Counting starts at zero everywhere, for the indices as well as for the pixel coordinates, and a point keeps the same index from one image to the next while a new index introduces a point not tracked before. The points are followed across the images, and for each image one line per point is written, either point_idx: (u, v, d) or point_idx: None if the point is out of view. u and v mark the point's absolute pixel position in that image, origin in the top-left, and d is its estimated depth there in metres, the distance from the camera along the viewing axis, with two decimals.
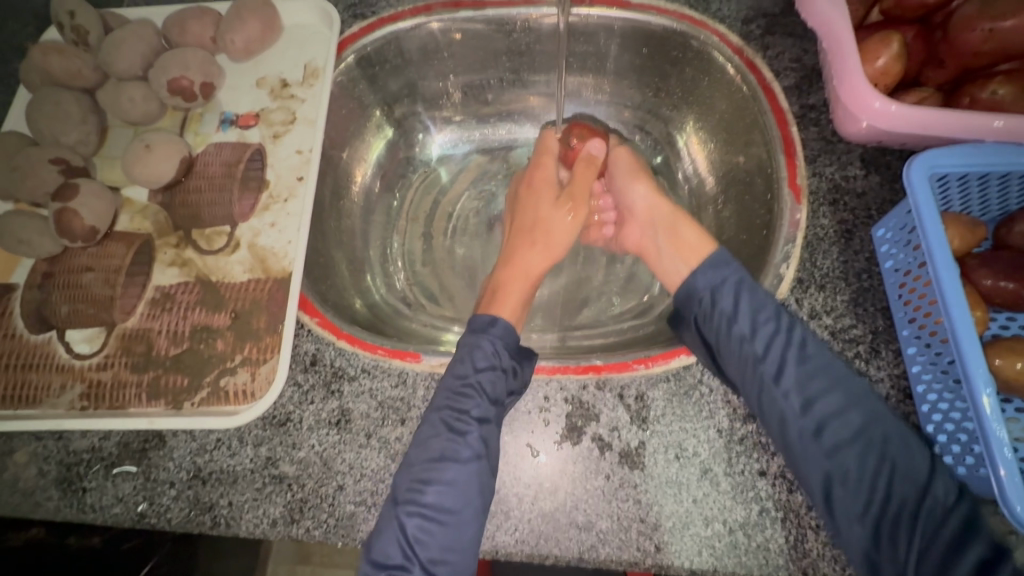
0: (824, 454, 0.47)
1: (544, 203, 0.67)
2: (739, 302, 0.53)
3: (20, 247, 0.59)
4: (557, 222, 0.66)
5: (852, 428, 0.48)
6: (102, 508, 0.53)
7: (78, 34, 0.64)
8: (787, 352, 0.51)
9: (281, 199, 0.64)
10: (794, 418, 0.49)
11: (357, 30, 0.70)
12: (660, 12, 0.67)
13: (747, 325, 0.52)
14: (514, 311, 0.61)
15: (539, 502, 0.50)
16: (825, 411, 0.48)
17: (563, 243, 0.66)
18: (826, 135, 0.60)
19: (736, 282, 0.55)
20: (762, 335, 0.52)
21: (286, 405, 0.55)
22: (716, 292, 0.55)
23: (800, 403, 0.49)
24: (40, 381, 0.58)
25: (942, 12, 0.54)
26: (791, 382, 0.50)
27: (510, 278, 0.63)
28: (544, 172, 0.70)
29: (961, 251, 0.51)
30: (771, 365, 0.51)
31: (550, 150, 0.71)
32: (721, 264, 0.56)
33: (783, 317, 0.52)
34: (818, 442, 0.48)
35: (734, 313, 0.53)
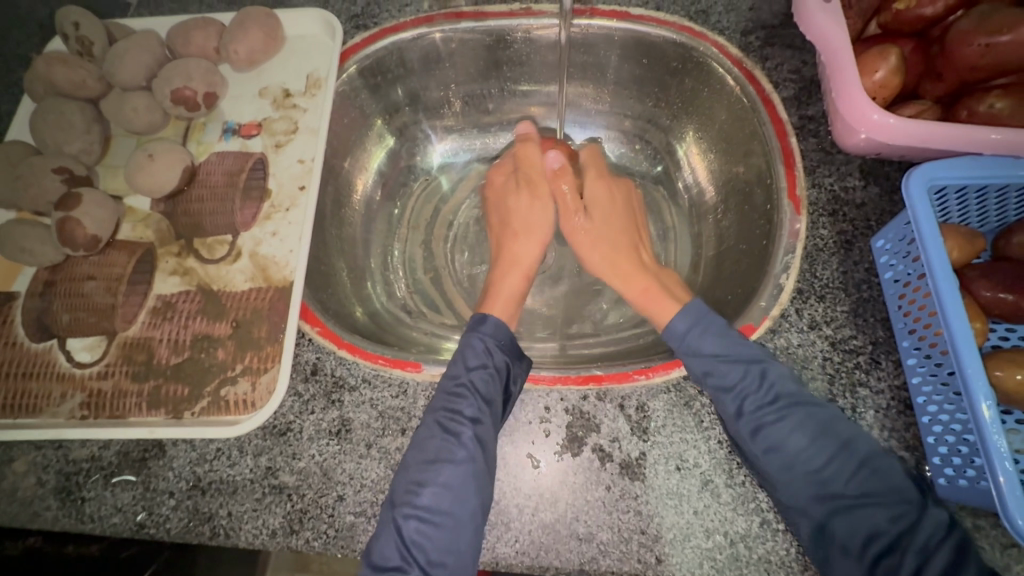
0: (813, 507, 0.46)
1: (510, 196, 0.70)
2: (708, 360, 0.51)
3: (23, 256, 0.59)
4: (528, 209, 0.68)
5: (837, 483, 0.46)
6: (101, 518, 0.53)
7: (83, 45, 0.65)
8: (762, 406, 0.49)
9: (282, 209, 0.65)
10: (778, 472, 0.47)
11: (359, 40, 0.71)
12: (660, 24, 0.68)
13: (719, 382, 0.50)
14: (505, 307, 0.63)
15: (539, 513, 0.50)
16: (808, 464, 0.47)
17: (546, 227, 0.67)
18: (825, 147, 0.61)
19: (705, 338, 0.53)
20: (736, 391, 0.50)
21: (286, 415, 0.55)
22: (686, 350, 0.53)
23: (782, 457, 0.47)
24: (40, 390, 0.58)
25: (940, 26, 0.54)
26: (770, 438, 0.48)
27: (503, 270, 0.66)
28: (504, 168, 0.74)
29: (960, 262, 0.52)
30: (747, 421, 0.49)
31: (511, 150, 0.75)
32: (688, 327, 0.54)
33: (755, 372, 0.50)
34: (806, 493, 0.46)
35: (704, 374, 0.51)
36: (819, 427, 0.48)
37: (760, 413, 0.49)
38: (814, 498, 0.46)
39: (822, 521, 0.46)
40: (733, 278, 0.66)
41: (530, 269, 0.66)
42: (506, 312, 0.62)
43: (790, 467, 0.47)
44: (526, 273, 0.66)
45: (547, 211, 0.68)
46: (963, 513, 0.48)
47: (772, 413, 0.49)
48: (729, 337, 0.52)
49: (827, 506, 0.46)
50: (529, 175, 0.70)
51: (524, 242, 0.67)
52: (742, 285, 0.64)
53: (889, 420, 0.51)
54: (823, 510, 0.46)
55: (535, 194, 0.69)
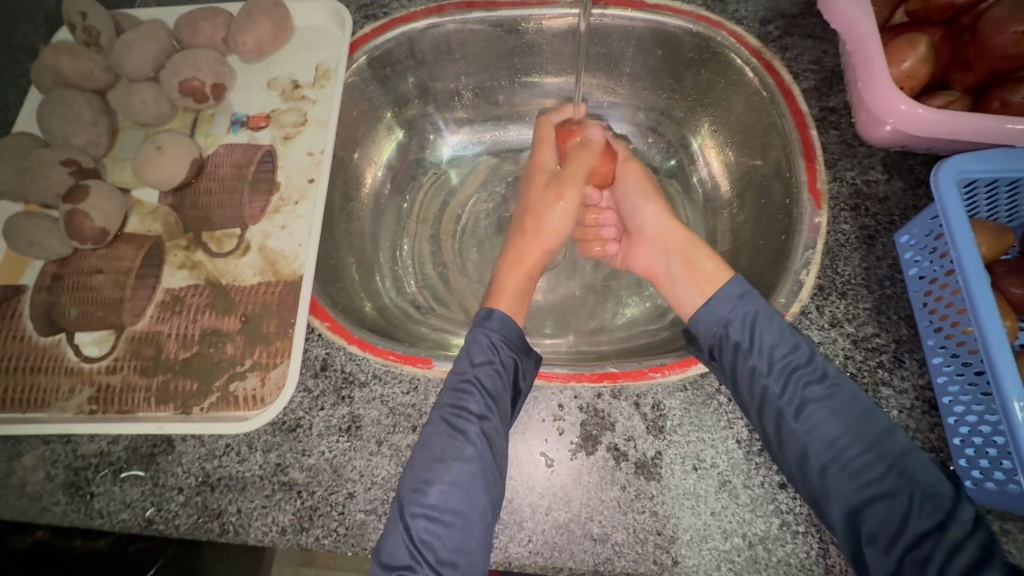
0: (850, 492, 0.46)
1: (533, 188, 0.69)
2: (758, 334, 0.51)
3: (30, 249, 0.59)
4: (548, 208, 0.66)
5: (876, 466, 0.46)
6: (109, 514, 0.52)
7: (90, 36, 0.64)
8: (807, 386, 0.49)
9: (292, 202, 0.64)
10: (817, 455, 0.47)
11: (369, 30, 0.70)
12: (676, 13, 0.66)
13: (765, 357, 0.50)
14: (511, 304, 0.61)
15: (553, 513, 0.49)
16: (847, 447, 0.47)
17: (557, 231, 0.65)
18: (847, 139, 0.59)
19: (753, 312, 0.52)
20: (781, 369, 0.50)
21: (295, 411, 0.54)
22: (732, 324, 0.53)
23: (824, 438, 0.48)
24: (49, 384, 0.57)
25: (970, 13, 0.52)
26: (811, 419, 0.48)
27: (508, 268, 0.64)
28: (540, 163, 0.70)
29: (989, 258, 0.50)
30: (790, 400, 0.49)
31: (547, 138, 0.71)
32: (741, 294, 0.54)
33: (802, 350, 0.50)
34: (844, 479, 0.46)
35: (751, 347, 0.51)
36: (862, 410, 0.48)
37: (803, 394, 0.49)
38: (854, 482, 0.46)
39: (856, 508, 0.45)
40: (750, 274, 0.65)
41: (533, 268, 0.64)
42: (513, 308, 0.61)
43: (830, 448, 0.47)
44: (529, 274, 0.64)
45: (567, 215, 0.65)
46: (989, 515, 0.47)
47: (817, 393, 0.49)
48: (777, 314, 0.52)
49: (864, 492, 0.46)
50: (566, 175, 0.66)
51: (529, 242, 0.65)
52: (759, 281, 0.62)
53: (913, 420, 0.50)
54: (859, 497, 0.46)
55: (561, 193, 0.65)
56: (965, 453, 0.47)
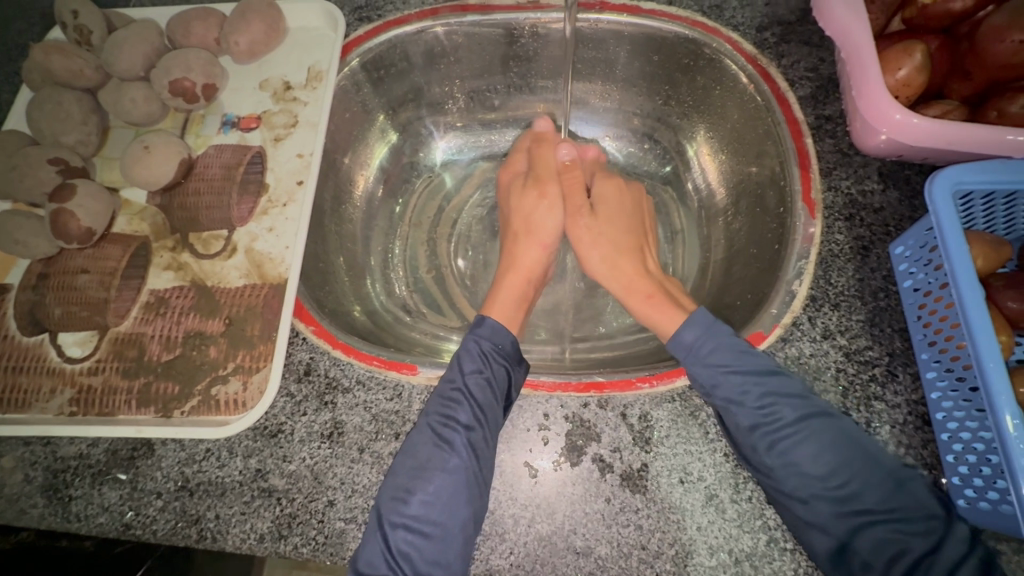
0: (834, 524, 0.44)
1: (515, 194, 0.68)
2: (721, 374, 0.49)
3: (15, 248, 0.58)
4: (533, 208, 0.66)
5: (859, 498, 0.45)
6: (86, 517, 0.52)
7: (81, 35, 0.64)
8: (777, 421, 0.47)
9: (280, 204, 0.63)
10: (796, 490, 0.45)
11: (363, 33, 0.69)
12: (672, 19, 0.65)
13: (733, 396, 0.48)
14: (505, 310, 0.60)
15: (535, 524, 0.48)
16: (826, 480, 0.46)
17: (548, 225, 0.65)
18: (843, 148, 0.58)
19: (716, 351, 0.50)
20: (750, 407, 0.48)
21: (278, 416, 0.53)
22: (693, 363, 0.51)
23: (804, 470, 0.46)
24: (31, 384, 0.56)
25: (969, 21, 0.51)
26: (787, 453, 0.47)
27: (506, 273, 0.63)
28: (513, 167, 0.70)
29: (985, 271, 0.49)
30: (762, 434, 0.47)
31: (522, 147, 0.71)
32: (696, 340, 0.52)
33: (771, 380, 0.49)
34: (826, 510, 0.45)
35: (715, 387, 0.49)
36: (840, 442, 0.46)
37: (774, 428, 0.47)
38: (840, 509, 0.45)
39: (843, 538, 0.44)
40: (743, 284, 0.64)
41: (533, 274, 0.64)
42: (507, 314, 0.60)
43: (813, 479, 0.46)
44: (526, 276, 0.63)
45: (553, 208, 0.65)
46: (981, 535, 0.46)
47: (789, 428, 0.47)
48: (739, 350, 0.50)
49: (849, 522, 0.44)
50: (539, 172, 0.67)
51: (523, 244, 0.64)
52: (752, 291, 0.61)
53: (905, 436, 0.49)
54: (844, 527, 0.44)
55: (542, 190, 0.66)
56: (959, 471, 0.46)
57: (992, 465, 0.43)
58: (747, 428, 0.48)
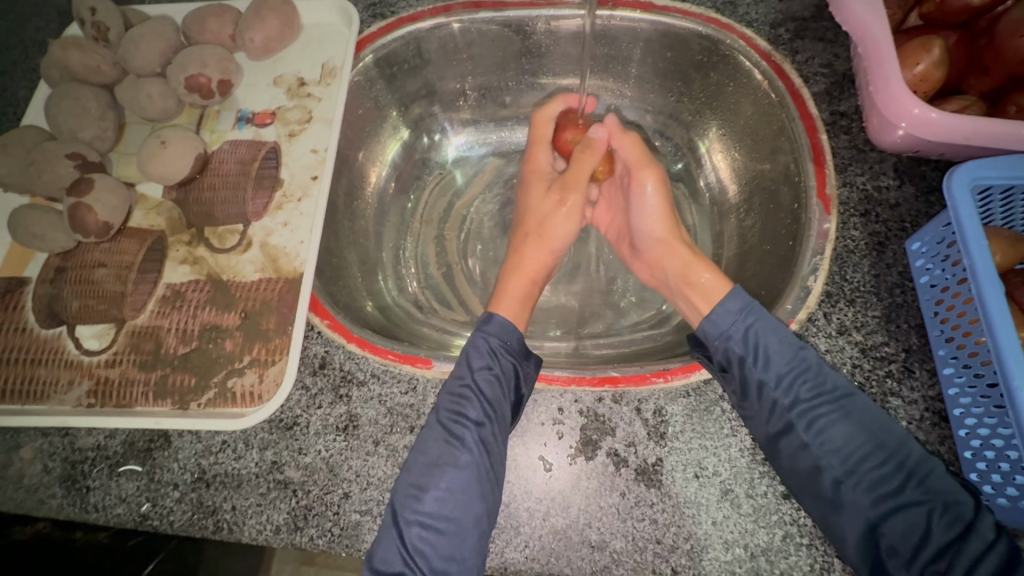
0: (866, 506, 0.45)
1: (534, 195, 0.67)
2: (761, 348, 0.50)
3: (34, 241, 0.59)
4: (552, 212, 0.65)
5: (893, 479, 0.45)
6: (104, 508, 0.52)
7: (99, 31, 0.64)
8: (817, 397, 0.48)
9: (294, 199, 0.63)
10: (830, 469, 0.46)
11: (377, 29, 0.70)
12: (685, 15, 0.65)
13: (774, 371, 0.49)
14: (511, 307, 0.61)
15: (550, 518, 0.48)
16: (861, 461, 0.46)
17: (561, 233, 0.65)
18: (858, 144, 0.58)
19: (756, 330, 0.51)
20: (791, 381, 0.49)
21: (293, 409, 0.53)
22: (734, 340, 0.51)
23: (837, 451, 0.47)
24: (49, 376, 0.57)
25: (987, 17, 0.51)
26: (823, 432, 0.47)
27: (509, 274, 0.63)
28: (538, 165, 0.69)
29: (1003, 267, 0.49)
30: (799, 413, 0.48)
31: (543, 137, 0.69)
32: (740, 310, 0.52)
33: (809, 360, 0.49)
34: (859, 493, 0.45)
35: (756, 360, 0.50)
36: (876, 421, 0.46)
37: (812, 406, 0.48)
38: (870, 496, 0.45)
39: (873, 522, 0.44)
40: (756, 280, 0.64)
41: (536, 273, 0.64)
42: (513, 311, 0.61)
43: (845, 462, 0.46)
44: (532, 277, 0.63)
45: (571, 218, 0.65)
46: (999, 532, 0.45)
47: (829, 406, 0.47)
48: (777, 327, 0.50)
49: (880, 507, 0.45)
50: (569, 176, 0.64)
51: (532, 245, 0.64)
52: (766, 287, 0.61)
53: (922, 432, 0.48)
54: (875, 511, 0.44)
55: (564, 198, 0.64)
56: (977, 468, 0.46)
57: (1012, 461, 0.43)
58: (781, 403, 0.49)
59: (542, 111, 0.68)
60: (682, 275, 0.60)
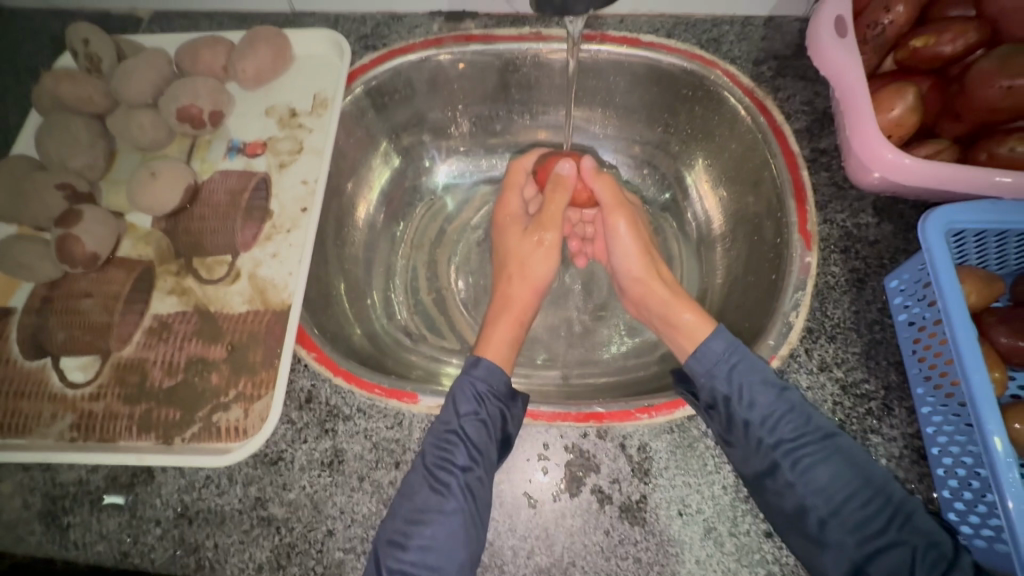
0: (851, 547, 0.45)
1: (512, 234, 0.68)
2: (744, 387, 0.50)
3: (21, 272, 0.59)
4: (530, 252, 0.66)
5: (877, 519, 0.45)
6: (85, 545, 0.51)
7: (92, 62, 0.65)
8: (800, 437, 0.48)
9: (283, 230, 0.64)
10: (815, 509, 0.46)
11: (368, 61, 0.71)
12: (669, 51, 0.67)
13: (757, 410, 0.49)
14: (499, 351, 0.59)
15: (534, 556, 0.48)
16: (846, 501, 0.46)
17: (543, 273, 0.65)
18: (838, 181, 0.59)
19: (738, 369, 0.50)
20: (774, 423, 0.48)
21: (278, 443, 0.53)
22: (716, 377, 0.51)
23: (821, 494, 0.46)
24: (31, 409, 0.57)
25: (959, 64, 0.53)
26: (808, 472, 0.47)
27: (500, 318, 0.62)
28: (509, 207, 0.70)
29: (979, 306, 0.50)
30: (784, 452, 0.48)
31: (516, 181, 0.70)
32: (726, 350, 0.52)
33: (791, 400, 0.49)
34: (844, 533, 0.45)
35: (741, 400, 0.49)
36: (857, 463, 0.46)
37: (797, 444, 0.48)
38: (854, 537, 0.45)
39: (858, 563, 0.44)
40: (740, 311, 0.65)
41: (523, 316, 0.63)
42: (501, 353, 0.59)
43: (830, 503, 0.46)
44: (519, 318, 0.63)
45: (550, 257, 0.66)
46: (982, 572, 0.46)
47: (812, 446, 0.47)
48: (758, 364, 0.50)
49: (865, 548, 0.45)
50: (542, 215, 0.66)
51: (516, 284, 0.64)
52: (750, 319, 0.62)
53: (901, 470, 0.49)
54: (861, 553, 0.44)
55: (541, 237, 0.65)
56: (956, 508, 0.46)
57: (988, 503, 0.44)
58: (764, 443, 0.48)
59: (520, 159, 0.71)
60: (665, 317, 0.60)
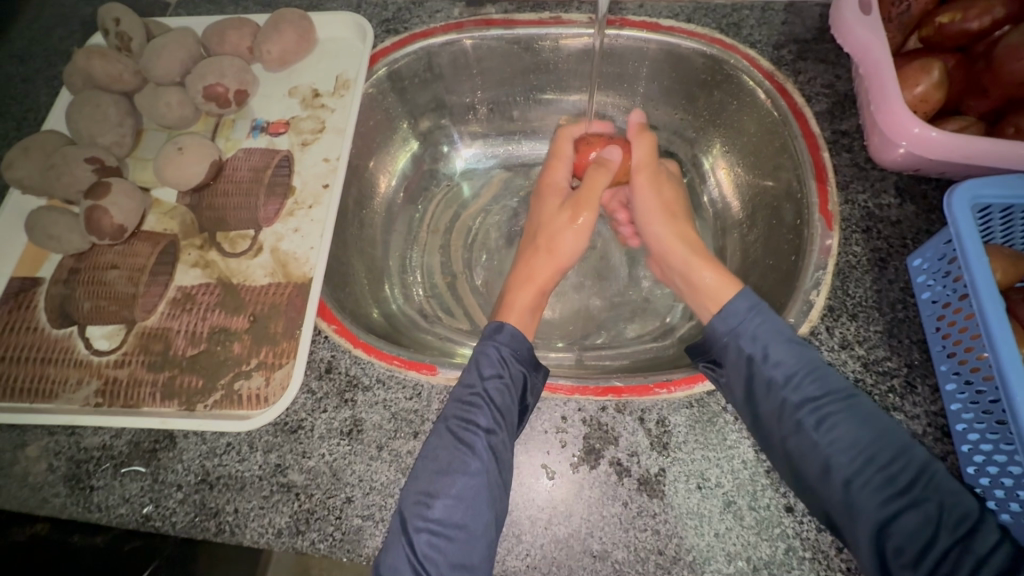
0: (875, 509, 0.44)
1: (548, 207, 0.67)
2: (770, 345, 0.50)
3: (50, 242, 0.60)
4: (561, 229, 0.65)
5: (901, 478, 0.44)
6: (107, 508, 0.52)
7: (122, 41, 0.66)
8: (825, 395, 0.47)
9: (306, 206, 0.65)
10: (840, 469, 0.45)
11: (390, 44, 0.72)
12: (690, 35, 0.67)
13: (781, 367, 0.49)
14: (521, 318, 0.61)
15: (552, 527, 0.48)
16: (870, 460, 0.45)
17: (570, 250, 0.65)
18: (859, 162, 0.59)
19: (763, 327, 0.51)
20: (798, 380, 0.48)
21: (298, 412, 0.54)
22: (740, 337, 0.51)
23: (845, 452, 0.46)
24: (57, 375, 0.58)
25: (985, 41, 0.52)
26: (832, 431, 0.46)
27: (519, 285, 0.63)
28: (553, 178, 0.69)
29: (1004, 284, 0.49)
30: (808, 411, 0.47)
31: (564, 154, 0.69)
32: (749, 309, 0.52)
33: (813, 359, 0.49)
34: (869, 494, 0.44)
35: (766, 358, 0.49)
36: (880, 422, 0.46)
37: (820, 402, 0.47)
38: (879, 496, 0.44)
39: (881, 524, 0.43)
40: (758, 294, 0.64)
41: (545, 286, 0.64)
42: (523, 321, 0.61)
43: (854, 462, 0.45)
44: (541, 288, 0.63)
45: (579, 236, 0.65)
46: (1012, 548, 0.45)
47: (836, 404, 0.47)
48: (781, 324, 0.51)
49: (889, 507, 0.44)
50: (581, 195, 0.65)
51: (543, 261, 0.64)
52: (768, 301, 0.62)
53: (925, 447, 0.48)
54: (882, 513, 0.43)
55: (576, 214, 0.65)
56: (981, 483, 0.46)
57: (1015, 477, 0.43)
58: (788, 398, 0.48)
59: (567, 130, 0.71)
60: (687, 276, 0.61)
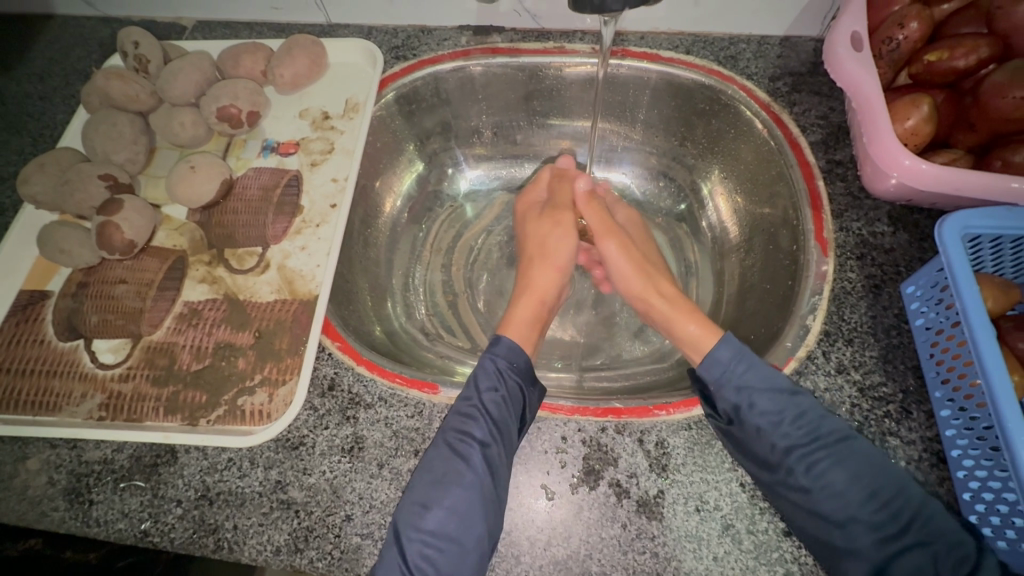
0: (871, 549, 0.45)
1: (531, 221, 0.72)
2: (755, 393, 0.50)
3: (60, 257, 0.61)
4: (550, 233, 0.69)
5: (900, 519, 0.45)
6: (106, 522, 0.52)
7: (140, 63, 0.69)
8: (812, 440, 0.48)
9: (313, 224, 0.66)
10: (834, 513, 0.46)
11: (399, 69, 0.74)
12: (689, 66, 0.70)
13: (767, 416, 0.49)
14: (520, 330, 0.62)
15: (551, 548, 0.48)
16: (863, 504, 0.46)
17: (564, 253, 0.67)
18: (854, 191, 0.61)
19: (750, 372, 0.51)
20: (785, 427, 0.49)
21: (300, 429, 0.54)
22: (727, 385, 0.51)
23: (835, 497, 0.46)
24: (62, 388, 0.58)
25: (971, 78, 0.55)
26: (823, 476, 0.47)
27: (521, 296, 0.65)
28: (529, 199, 0.74)
29: (996, 312, 0.50)
30: (797, 457, 0.48)
31: (542, 179, 0.74)
32: (732, 357, 0.52)
33: (802, 405, 0.49)
34: (862, 533, 0.45)
35: (751, 408, 0.49)
36: (868, 464, 0.47)
37: (808, 449, 0.48)
38: (875, 538, 0.45)
39: (881, 564, 0.45)
40: (756, 317, 0.65)
41: (546, 295, 0.65)
42: (523, 334, 0.62)
43: (846, 506, 0.46)
44: (541, 298, 0.65)
45: (569, 234, 0.68)
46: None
47: (823, 450, 0.48)
48: (766, 371, 0.51)
49: (888, 547, 0.45)
50: (557, 200, 0.71)
51: (538, 268, 0.67)
52: (766, 325, 0.63)
53: (921, 472, 0.49)
54: (881, 554, 0.45)
55: (556, 217, 0.69)
56: (976, 510, 0.46)
57: (1009, 504, 0.44)
58: (774, 443, 0.48)
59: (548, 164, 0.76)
60: (671, 328, 0.61)
